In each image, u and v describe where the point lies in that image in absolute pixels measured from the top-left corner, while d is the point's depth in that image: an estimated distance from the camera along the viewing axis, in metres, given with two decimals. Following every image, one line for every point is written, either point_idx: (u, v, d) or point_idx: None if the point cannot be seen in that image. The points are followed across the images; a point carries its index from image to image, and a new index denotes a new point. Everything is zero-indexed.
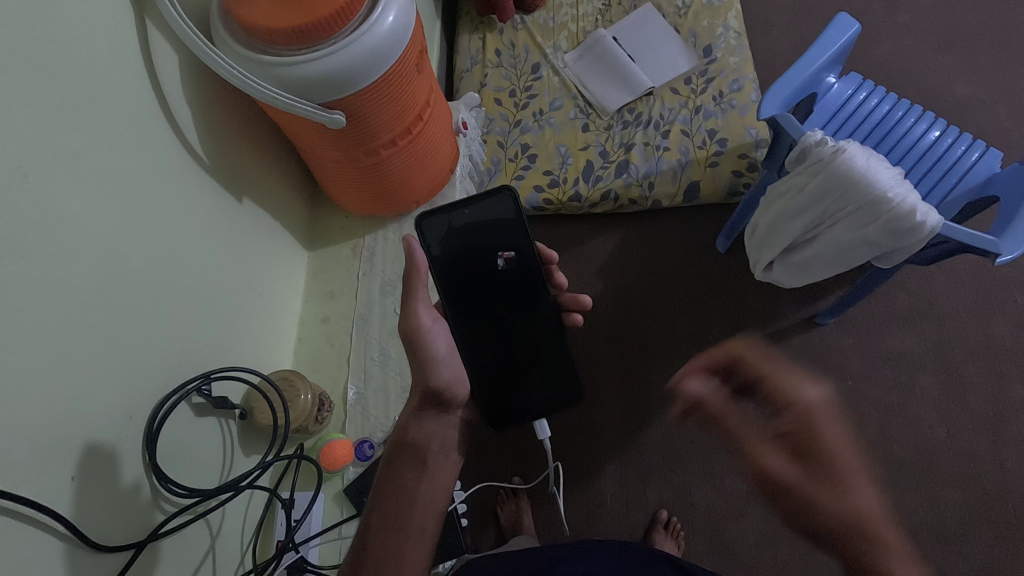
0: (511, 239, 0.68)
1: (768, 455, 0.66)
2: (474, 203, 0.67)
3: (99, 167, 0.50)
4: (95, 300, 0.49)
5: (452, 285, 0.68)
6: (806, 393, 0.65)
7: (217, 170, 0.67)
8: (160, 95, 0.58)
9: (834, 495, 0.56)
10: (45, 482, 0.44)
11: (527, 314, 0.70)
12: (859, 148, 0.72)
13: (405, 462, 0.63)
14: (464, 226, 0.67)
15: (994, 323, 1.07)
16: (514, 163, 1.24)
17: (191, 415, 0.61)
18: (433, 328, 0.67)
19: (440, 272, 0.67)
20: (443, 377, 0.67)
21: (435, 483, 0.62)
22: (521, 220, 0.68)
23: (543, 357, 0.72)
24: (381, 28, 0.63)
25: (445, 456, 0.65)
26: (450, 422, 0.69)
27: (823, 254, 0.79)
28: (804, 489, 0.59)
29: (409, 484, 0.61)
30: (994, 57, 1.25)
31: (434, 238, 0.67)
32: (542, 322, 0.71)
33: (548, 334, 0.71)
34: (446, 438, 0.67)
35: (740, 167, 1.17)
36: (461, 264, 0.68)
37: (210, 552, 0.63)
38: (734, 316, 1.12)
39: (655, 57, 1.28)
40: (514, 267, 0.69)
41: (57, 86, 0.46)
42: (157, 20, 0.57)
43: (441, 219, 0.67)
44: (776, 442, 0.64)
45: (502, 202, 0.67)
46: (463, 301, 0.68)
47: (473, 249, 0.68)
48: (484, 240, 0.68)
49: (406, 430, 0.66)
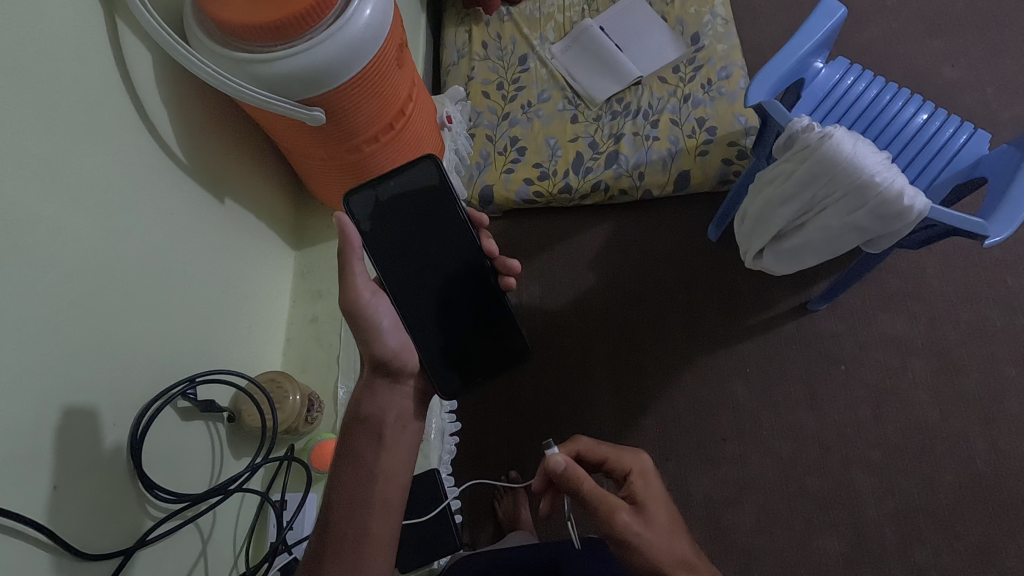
0: (439, 208, 0.68)
1: (617, 511, 0.56)
2: (400, 175, 0.66)
3: (74, 173, 0.49)
4: (72, 308, 0.48)
5: (387, 259, 0.66)
6: (635, 459, 0.62)
7: (195, 170, 0.67)
8: (133, 96, 0.57)
9: (663, 542, 0.55)
10: (30, 494, 0.44)
11: (467, 280, 0.69)
12: (846, 133, 0.71)
13: (362, 437, 0.63)
14: (392, 200, 0.67)
15: (985, 306, 1.07)
16: (503, 157, 1.23)
17: (176, 420, 0.60)
18: (372, 300, 0.66)
19: (374, 248, 0.66)
20: (390, 345, 0.66)
21: (394, 454, 0.63)
22: (446, 187, 0.67)
23: (493, 321, 0.70)
24: (358, 23, 0.62)
25: (400, 426, 0.65)
26: (404, 393, 0.68)
27: (812, 240, 0.79)
28: (658, 538, 0.55)
29: (365, 456, 0.62)
30: (981, 38, 1.25)
31: (364, 213, 0.66)
32: (483, 286, 0.69)
33: (490, 298, 0.70)
34: (401, 409, 0.66)
35: (730, 155, 1.16)
36: (394, 237, 0.67)
37: (200, 557, 0.62)
38: (727, 305, 1.12)
39: (642, 45, 1.27)
40: (445, 234, 0.68)
41: (28, 89, 0.45)
42: (129, 20, 0.56)
43: (368, 195, 0.66)
44: (608, 497, 0.57)
45: (429, 171, 0.67)
46: (402, 275, 0.67)
47: (404, 222, 0.67)
48: (415, 212, 0.67)
49: (360, 405, 0.66)
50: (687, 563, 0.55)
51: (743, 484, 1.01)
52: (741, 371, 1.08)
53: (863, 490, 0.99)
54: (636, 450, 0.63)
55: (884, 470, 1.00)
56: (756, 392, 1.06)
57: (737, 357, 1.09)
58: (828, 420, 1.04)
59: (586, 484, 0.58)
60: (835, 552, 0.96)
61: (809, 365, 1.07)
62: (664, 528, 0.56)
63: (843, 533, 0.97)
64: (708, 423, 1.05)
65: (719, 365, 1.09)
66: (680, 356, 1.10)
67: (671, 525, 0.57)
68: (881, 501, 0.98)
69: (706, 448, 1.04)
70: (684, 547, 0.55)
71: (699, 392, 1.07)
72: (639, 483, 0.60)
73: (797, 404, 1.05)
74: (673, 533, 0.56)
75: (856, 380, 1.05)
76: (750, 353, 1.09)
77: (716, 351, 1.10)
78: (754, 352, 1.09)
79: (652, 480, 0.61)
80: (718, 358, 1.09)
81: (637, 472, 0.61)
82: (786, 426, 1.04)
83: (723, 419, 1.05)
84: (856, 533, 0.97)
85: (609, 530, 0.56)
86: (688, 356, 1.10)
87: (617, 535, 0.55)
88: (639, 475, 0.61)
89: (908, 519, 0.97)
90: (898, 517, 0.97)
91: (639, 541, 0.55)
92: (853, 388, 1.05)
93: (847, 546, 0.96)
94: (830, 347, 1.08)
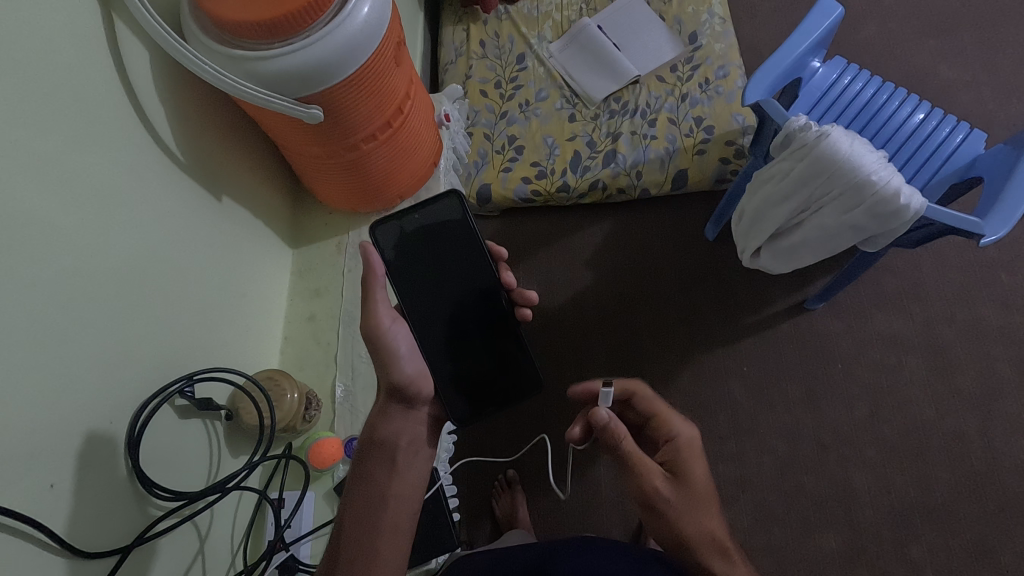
0: (459, 241, 0.71)
1: (652, 476, 0.58)
2: (424, 209, 0.70)
3: (71, 171, 0.49)
4: (69, 305, 0.48)
5: (408, 288, 0.69)
6: (683, 428, 0.62)
7: (193, 168, 0.66)
8: (130, 94, 0.57)
9: (694, 515, 0.56)
10: (28, 492, 0.44)
11: (486, 314, 0.71)
12: (843, 131, 0.72)
13: (375, 461, 0.63)
14: (415, 232, 0.70)
15: (981, 305, 1.08)
16: (501, 156, 1.23)
17: (174, 418, 0.60)
18: (393, 326, 0.67)
19: (396, 276, 0.69)
20: (407, 372, 0.67)
21: (406, 479, 0.62)
22: (467, 222, 0.70)
23: (510, 357, 0.72)
24: (356, 20, 0.62)
25: (414, 451, 0.65)
26: (418, 419, 0.68)
27: (809, 239, 0.79)
28: (690, 509, 0.56)
29: (379, 481, 0.61)
30: (978, 38, 1.25)
31: (388, 243, 0.69)
32: (501, 321, 0.71)
33: (507, 334, 0.72)
34: (415, 435, 0.66)
35: (727, 154, 1.16)
36: (415, 268, 0.69)
37: (198, 555, 0.62)
38: (724, 303, 1.12)
39: (639, 44, 1.27)
40: (466, 269, 0.71)
41: (23, 83, 0.45)
42: (125, 16, 0.56)
43: (394, 226, 0.69)
44: (645, 463, 0.58)
45: (451, 207, 0.70)
46: (421, 305, 0.69)
47: (425, 254, 0.70)
48: (437, 244, 0.70)
49: (375, 429, 0.66)
50: (714, 541, 0.55)
51: (741, 482, 1.01)
52: (738, 369, 1.08)
53: (859, 488, 0.99)
54: (686, 421, 0.63)
55: (881, 468, 1.00)
56: (753, 390, 1.06)
57: (734, 355, 1.09)
58: (825, 418, 1.04)
59: (626, 441, 0.59)
60: (832, 551, 0.96)
61: (806, 364, 1.07)
62: (700, 499, 0.57)
63: (840, 532, 0.97)
64: (706, 422, 1.05)
65: (716, 363, 1.09)
66: (678, 355, 1.10)
67: (707, 498, 0.57)
68: (877, 500, 0.99)
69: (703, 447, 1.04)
70: (715, 523, 0.56)
71: (698, 390, 1.07)
72: (682, 453, 0.60)
73: (793, 402, 1.05)
74: (708, 507, 0.57)
75: (853, 379, 1.06)
76: (747, 352, 1.09)
77: (713, 350, 1.10)
78: (752, 351, 1.09)
79: (695, 452, 0.60)
80: (716, 357, 1.09)
81: (681, 441, 0.61)
82: (783, 425, 1.04)
83: (720, 418, 1.05)
84: (851, 531, 0.97)
85: (640, 492, 0.57)
86: (685, 355, 1.10)
87: (649, 500, 0.57)
88: (684, 444, 0.61)
89: (904, 517, 0.97)
90: (894, 515, 0.98)
91: (668, 509, 0.56)
92: (850, 386, 1.05)
93: (843, 545, 0.97)
94: (826, 346, 1.08)
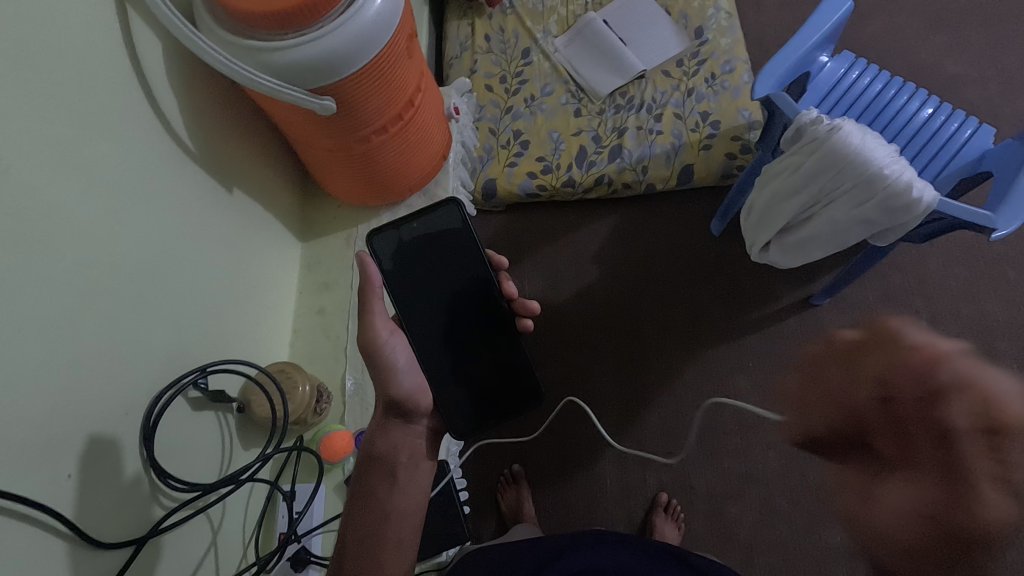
0: (459, 249, 0.70)
1: None
2: (423, 217, 0.69)
3: (84, 162, 0.49)
4: (82, 296, 0.48)
5: (408, 297, 0.69)
6: None
7: (203, 159, 0.66)
8: (142, 84, 0.57)
9: None
10: (44, 483, 0.44)
11: (486, 322, 0.71)
12: (855, 125, 0.72)
13: (375, 476, 0.62)
14: (414, 241, 0.69)
15: (986, 301, 1.08)
16: (507, 150, 1.23)
17: (187, 409, 0.60)
18: (390, 339, 0.68)
19: (395, 285, 0.69)
20: (405, 386, 0.67)
21: (408, 493, 0.62)
22: (467, 229, 0.70)
23: (510, 362, 0.73)
24: (369, 12, 0.62)
25: (414, 464, 0.65)
26: (417, 433, 0.68)
27: (818, 234, 0.79)
28: None
29: (380, 497, 0.61)
30: (985, 33, 1.25)
31: (386, 253, 0.69)
32: (500, 329, 0.72)
33: (506, 341, 0.72)
34: (414, 448, 0.67)
35: (733, 150, 1.16)
36: (414, 277, 0.69)
37: (211, 547, 0.62)
38: (731, 298, 1.12)
39: (645, 38, 1.27)
40: (466, 277, 0.70)
41: (40, 74, 0.45)
42: (138, 7, 0.56)
43: (392, 235, 0.69)
44: None
45: (450, 215, 0.69)
46: (420, 313, 0.69)
47: (424, 263, 0.69)
48: (436, 253, 0.70)
49: (373, 443, 0.65)
50: None
51: (748, 476, 1.01)
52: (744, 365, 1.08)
53: None
54: None
55: None
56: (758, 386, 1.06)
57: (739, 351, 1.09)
58: None
59: None
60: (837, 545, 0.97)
61: None
62: None
63: None
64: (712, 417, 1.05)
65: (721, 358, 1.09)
66: (684, 350, 1.10)
67: None
68: None
69: (710, 441, 1.04)
70: None
71: (705, 385, 1.07)
72: None
73: None
74: None
75: None
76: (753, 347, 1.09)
77: (719, 345, 1.10)
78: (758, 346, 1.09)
79: None
80: (722, 352, 1.09)
81: None
82: None
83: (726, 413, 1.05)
84: None
85: None
86: (691, 350, 1.10)
87: None
88: None
89: None
90: None
91: None
92: None
93: None
94: None
